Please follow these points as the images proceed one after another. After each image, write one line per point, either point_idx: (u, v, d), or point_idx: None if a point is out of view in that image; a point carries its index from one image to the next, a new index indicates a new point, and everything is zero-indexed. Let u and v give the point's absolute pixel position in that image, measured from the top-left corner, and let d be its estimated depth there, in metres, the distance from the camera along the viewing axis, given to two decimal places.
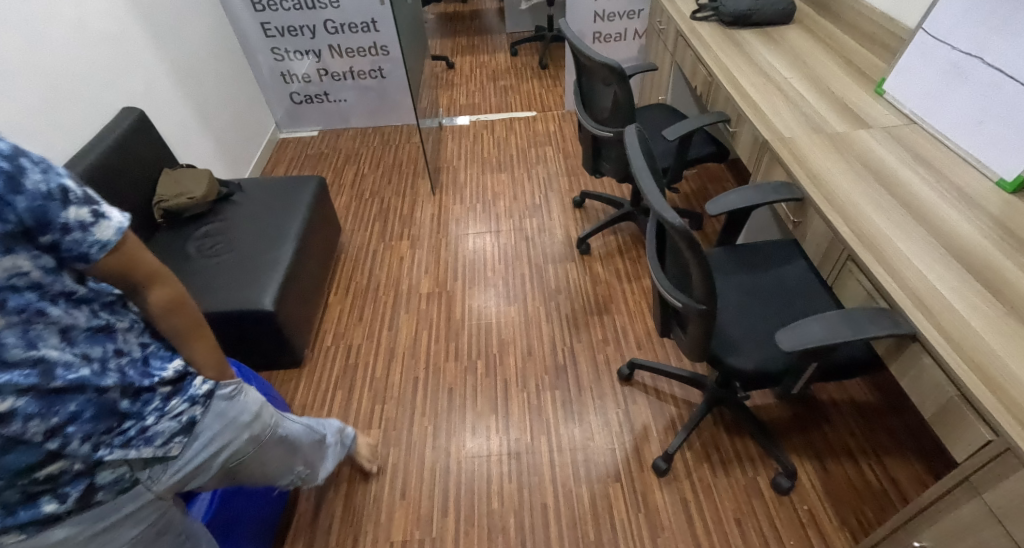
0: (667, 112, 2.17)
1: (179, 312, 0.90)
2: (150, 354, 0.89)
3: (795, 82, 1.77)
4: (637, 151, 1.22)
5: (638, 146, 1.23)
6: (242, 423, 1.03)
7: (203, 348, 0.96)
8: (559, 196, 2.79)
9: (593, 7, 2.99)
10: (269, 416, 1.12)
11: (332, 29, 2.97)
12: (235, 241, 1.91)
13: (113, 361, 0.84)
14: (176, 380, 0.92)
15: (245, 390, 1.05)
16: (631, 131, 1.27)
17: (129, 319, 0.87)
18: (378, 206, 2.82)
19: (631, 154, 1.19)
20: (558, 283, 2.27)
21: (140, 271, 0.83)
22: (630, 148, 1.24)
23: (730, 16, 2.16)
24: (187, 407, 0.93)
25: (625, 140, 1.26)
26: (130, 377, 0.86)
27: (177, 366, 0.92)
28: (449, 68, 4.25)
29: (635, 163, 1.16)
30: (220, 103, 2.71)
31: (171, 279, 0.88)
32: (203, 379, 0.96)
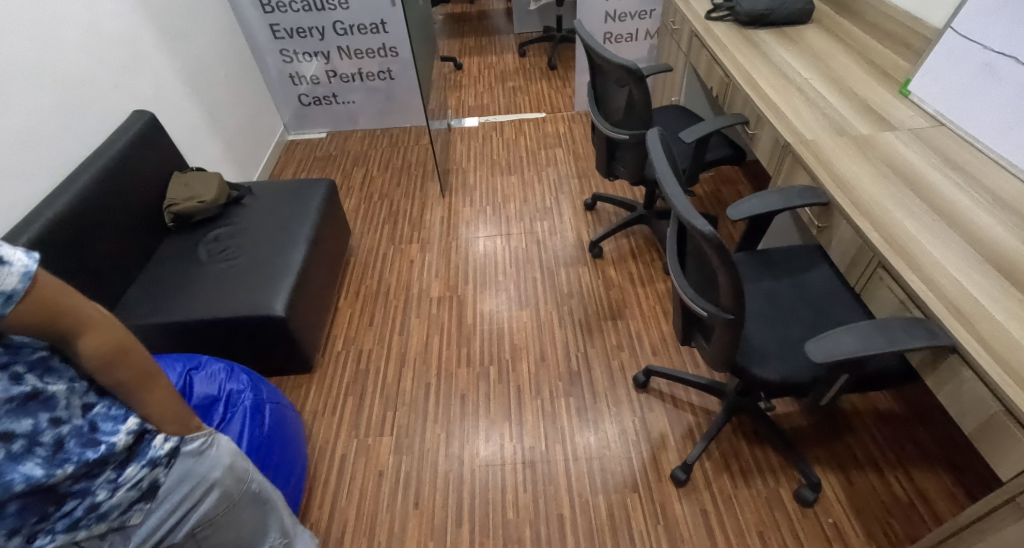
0: (682, 113, 2.13)
1: (122, 363, 0.86)
2: (97, 417, 0.86)
3: (816, 82, 1.74)
4: (660, 154, 1.18)
5: (661, 149, 1.19)
6: (213, 479, 0.99)
7: (157, 402, 0.92)
8: (570, 198, 2.76)
9: (604, 7, 2.96)
10: (245, 472, 1.06)
11: (341, 30, 2.95)
12: (245, 245, 1.89)
13: (48, 433, 0.81)
14: (131, 445, 0.90)
15: (219, 442, 1.01)
16: (653, 134, 1.23)
17: (67, 380, 0.83)
18: (387, 209, 2.80)
19: (654, 158, 1.15)
20: (571, 287, 2.24)
21: (64, 322, 0.78)
22: (653, 151, 1.20)
23: (747, 16, 2.12)
24: (145, 473, 0.92)
25: (648, 142, 1.22)
26: (68, 448, 0.84)
27: (130, 427, 0.89)
28: (457, 69, 4.22)
29: (659, 168, 1.12)
30: (229, 106, 2.68)
31: (107, 329, 0.84)
32: (165, 436, 0.94)
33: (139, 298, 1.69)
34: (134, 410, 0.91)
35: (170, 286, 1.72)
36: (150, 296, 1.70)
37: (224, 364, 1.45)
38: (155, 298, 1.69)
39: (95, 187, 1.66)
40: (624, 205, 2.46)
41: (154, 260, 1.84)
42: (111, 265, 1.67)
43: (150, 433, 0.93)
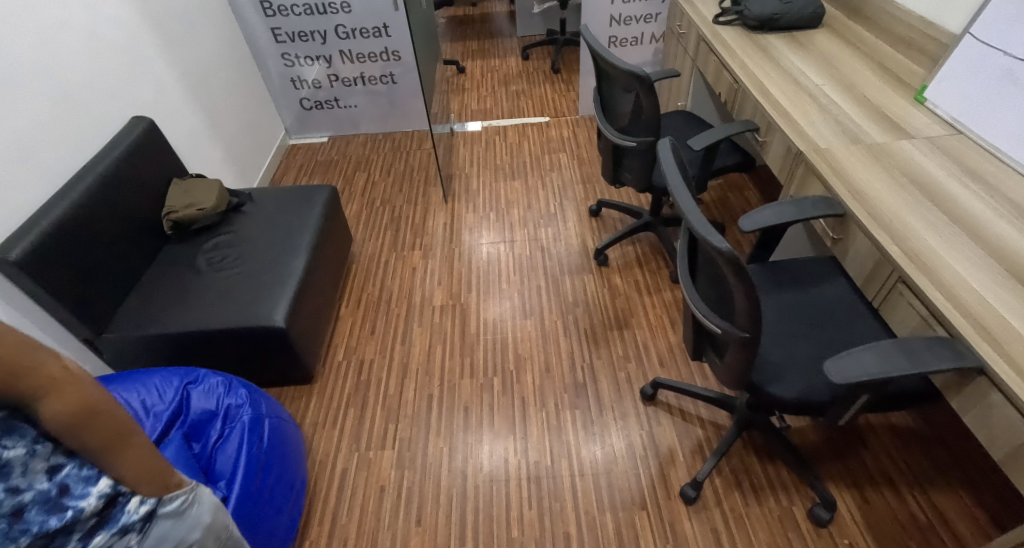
0: (690, 119, 2.10)
1: (90, 424, 0.85)
2: (67, 482, 0.84)
3: (828, 89, 1.70)
4: (671, 165, 1.15)
5: (673, 160, 1.15)
6: (192, 540, 0.97)
7: (131, 462, 0.90)
8: (575, 204, 2.72)
9: (609, 11, 2.93)
10: (225, 530, 1.03)
11: (343, 34, 2.92)
12: (245, 253, 1.85)
13: (7, 502, 0.79)
14: (102, 509, 0.87)
15: (200, 499, 0.99)
16: (664, 144, 1.20)
17: (27, 445, 0.81)
18: (389, 214, 2.77)
19: (667, 169, 1.11)
20: (576, 295, 2.20)
21: (25, 382, 0.78)
22: (664, 162, 1.16)
23: (755, 20, 2.09)
24: (116, 540, 0.88)
25: (659, 153, 1.18)
26: (29, 517, 0.81)
27: (101, 489, 0.87)
28: (460, 72, 4.19)
29: (672, 179, 1.08)
30: (229, 111, 2.64)
31: (73, 387, 0.83)
32: (140, 499, 0.91)
33: (137, 308, 1.65)
34: (106, 471, 0.89)
35: (169, 296, 1.68)
36: (148, 305, 1.66)
37: (223, 378, 1.40)
38: (153, 308, 1.65)
39: (94, 194, 1.63)
40: (630, 211, 2.43)
41: (152, 268, 1.80)
42: (109, 274, 1.64)
43: (125, 496, 0.90)
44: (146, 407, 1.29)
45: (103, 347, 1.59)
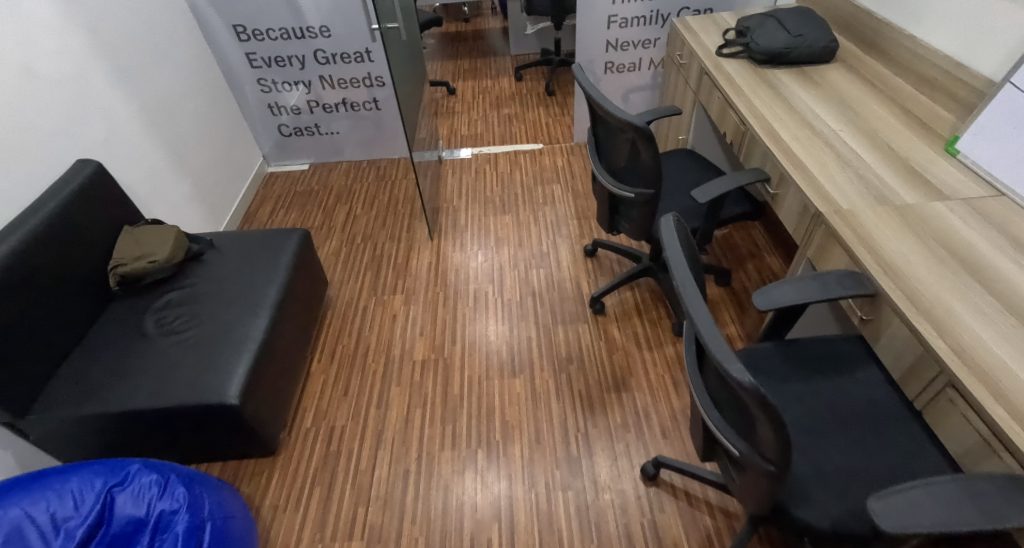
0: (693, 161, 1.94)
1: None
2: None
3: (846, 136, 1.54)
4: (677, 250, 0.98)
5: (678, 243, 0.99)
6: None
7: None
8: (569, 242, 2.55)
9: (604, 36, 2.78)
10: None
11: (322, 59, 2.75)
12: (200, 313, 1.67)
13: None
14: None
15: None
16: (668, 222, 1.03)
17: None
18: (370, 253, 2.58)
19: (670, 258, 0.95)
20: (569, 349, 2.02)
21: None
22: (667, 243, 1.00)
23: (763, 54, 1.93)
24: None
25: (661, 232, 1.02)
26: None
27: None
28: (450, 94, 4.03)
29: (677, 272, 0.92)
30: (196, 143, 2.46)
31: None
32: None
33: (70, 382, 1.47)
34: None
35: (110, 367, 1.51)
36: (85, 379, 1.48)
37: (157, 475, 1.24)
38: (90, 383, 1.47)
39: (25, 254, 1.45)
40: (628, 254, 2.25)
41: (95, 331, 1.62)
42: (39, 344, 1.46)
43: None
44: (57, 520, 1.10)
45: (29, 431, 1.40)
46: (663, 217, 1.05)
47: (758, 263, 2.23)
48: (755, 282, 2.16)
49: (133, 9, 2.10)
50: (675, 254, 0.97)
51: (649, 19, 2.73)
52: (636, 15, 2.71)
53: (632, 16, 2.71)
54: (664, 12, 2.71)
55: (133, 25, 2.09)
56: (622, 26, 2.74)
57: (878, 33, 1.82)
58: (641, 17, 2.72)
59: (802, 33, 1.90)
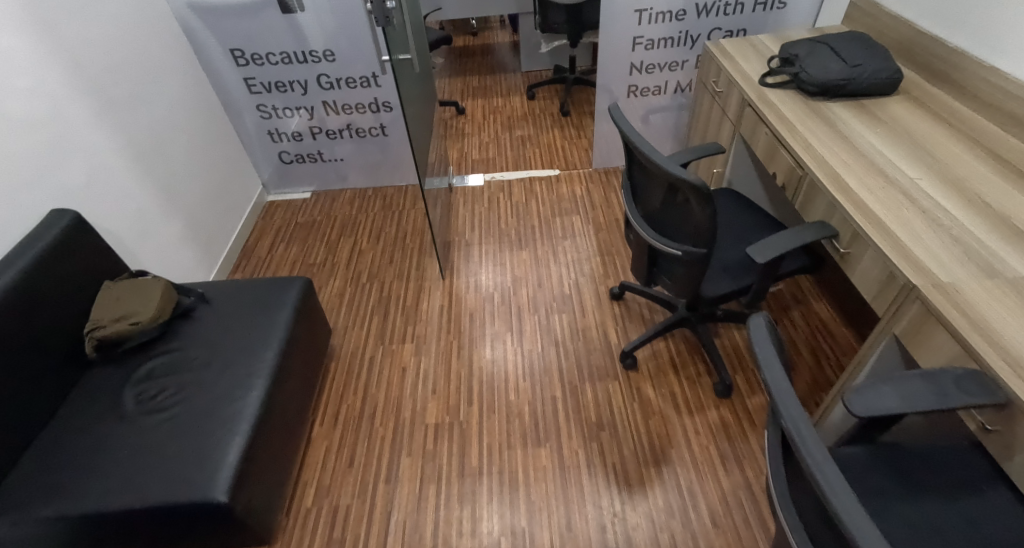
0: (738, 207, 1.75)
1: None
2: None
3: (928, 187, 1.35)
4: (778, 371, 0.83)
5: (776, 361, 0.84)
6: None
7: None
8: (592, 283, 2.35)
9: (628, 59, 2.59)
10: None
11: (326, 84, 2.57)
12: (187, 384, 1.47)
13: None
14: None
15: None
16: (760, 326, 0.89)
17: None
18: (377, 293, 2.39)
19: (773, 385, 0.80)
20: (599, 412, 1.82)
21: None
22: (762, 360, 0.85)
23: (816, 86, 1.74)
24: None
25: (753, 342, 0.87)
26: None
27: None
28: (459, 114, 3.85)
29: (787, 410, 0.77)
30: (188, 177, 2.28)
31: None
32: None
33: (33, 476, 1.28)
34: None
35: (80, 455, 1.31)
36: (51, 472, 1.28)
37: None
38: (56, 476, 1.28)
39: None
40: (659, 300, 2.05)
41: (65, 409, 1.42)
42: None
43: None
44: None
45: None
46: (754, 317, 0.91)
47: (805, 310, 2.02)
48: (803, 333, 1.95)
49: (118, 38, 1.93)
50: (777, 377, 0.82)
51: (677, 40, 2.54)
52: (664, 37, 2.52)
53: (658, 38, 2.52)
54: (693, 33, 2.52)
55: (118, 55, 1.92)
56: (648, 48, 2.56)
57: (956, 65, 1.65)
58: (668, 38, 2.53)
59: (859, 63, 1.71)
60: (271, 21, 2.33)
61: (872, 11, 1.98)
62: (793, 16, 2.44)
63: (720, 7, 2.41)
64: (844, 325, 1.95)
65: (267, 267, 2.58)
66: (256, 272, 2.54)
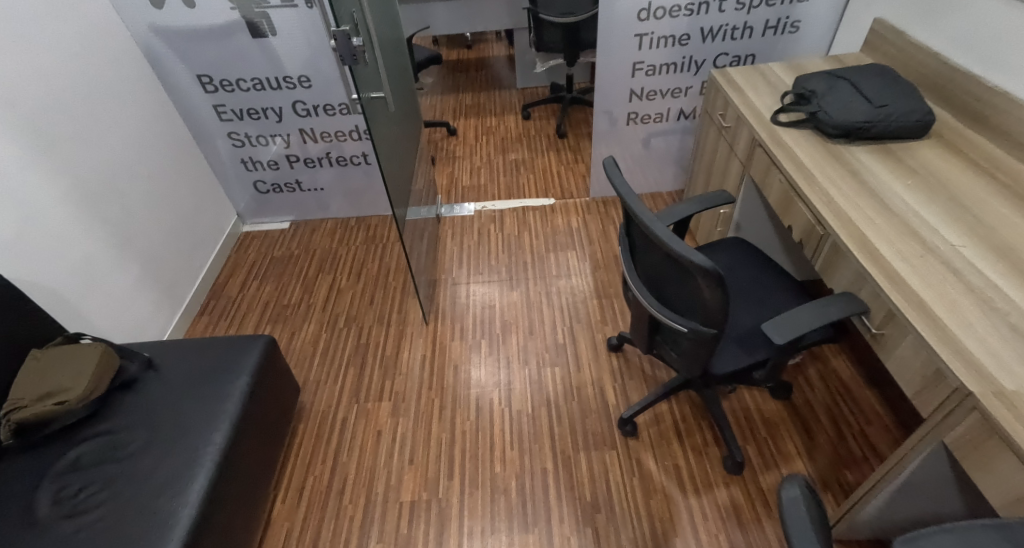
0: (749, 263, 1.57)
1: None
2: None
3: (975, 257, 1.17)
4: None
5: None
6: None
7: None
8: (588, 329, 2.16)
9: (628, 85, 2.42)
10: None
11: (303, 111, 2.39)
12: (118, 476, 1.28)
13: None
14: None
15: None
16: (797, 505, 0.76)
17: None
18: (354, 339, 2.20)
19: None
20: (594, 489, 1.63)
21: None
22: None
23: (837, 128, 1.56)
24: None
25: (790, 534, 0.74)
26: None
27: None
28: (450, 135, 3.67)
29: None
30: (149, 215, 2.10)
31: None
32: None
33: None
34: None
35: None
36: None
37: None
38: None
39: None
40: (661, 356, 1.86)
41: None
42: None
43: None
44: None
45: None
46: (787, 492, 0.78)
47: (822, 368, 1.82)
48: (821, 396, 1.75)
49: (61, 72, 1.75)
50: None
51: (680, 66, 2.36)
52: (666, 62, 2.34)
53: (660, 63, 2.34)
54: (698, 58, 2.33)
55: (60, 90, 1.74)
56: (649, 74, 2.39)
57: (1002, 111, 1.48)
58: (671, 64, 2.35)
59: (885, 103, 1.53)
60: (241, 47, 2.14)
61: (900, 43, 1.81)
62: (806, 42, 2.26)
63: (727, 31, 2.23)
64: (866, 387, 1.76)
65: (238, 307, 2.39)
66: (226, 314, 2.35)
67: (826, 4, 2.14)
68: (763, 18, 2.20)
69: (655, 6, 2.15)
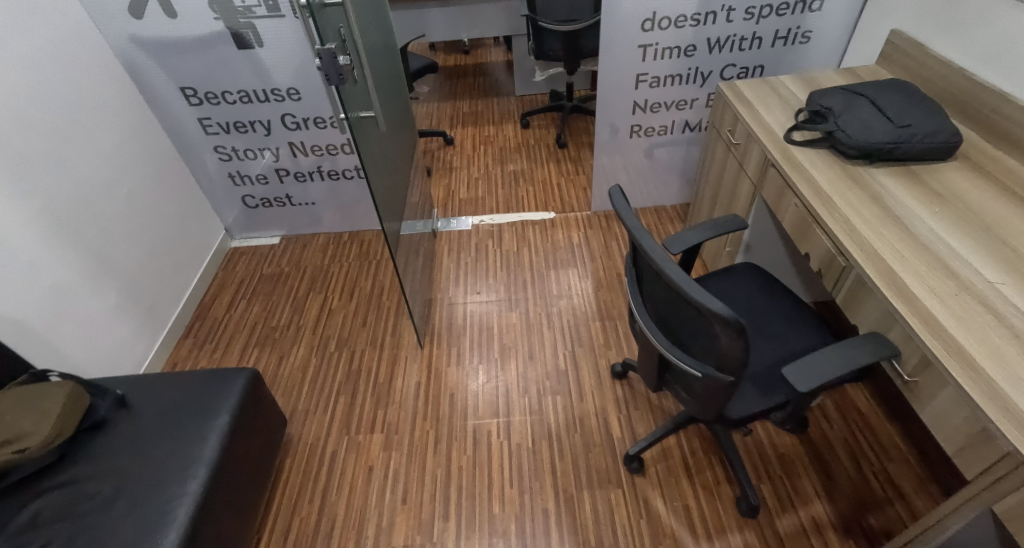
0: (764, 295, 1.48)
1: None
2: None
3: (1015, 296, 1.08)
4: None
5: None
6: None
7: None
8: (591, 354, 2.07)
9: (632, 97, 2.33)
10: None
11: (292, 124, 2.29)
12: (83, 533, 1.19)
13: None
14: None
15: None
16: None
17: None
18: (346, 364, 2.10)
19: None
20: (598, 534, 1.54)
21: None
22: None
23: (856, 149, 1.47)
24: None
25: None
26: None
27: None
28: (447, 144, 3.57)
29: None
30: (129, 236, 2.00)
31: None
32: None
33: None
34: None
35: None
36: None
37: None
38: None
39: None
40: None
41: None
42: None
43: None
44: None
45: None
46: None
47: (839, 399, 1.73)
48: (838, 429, 1.65)
49: (28, 88, 1.65)
50: None
51: (686, 77, 2.26)
52: (671, 73, 2.25)
53: (665, 75, 2.25)
54: (705, 69, 2.24)
55: (27, 107, 1.64)
56: (653, 85, 2.29)
57: None
58: (676, 75, 2.26)
59: (908, 123, 1.44)
60: (226, 58, 2.04)
61: (921, 57, 1.72)
62: (817, 53, 2.17)
63: (735, 41, 2.14)
64: (885, 419, 1.66)
65: (224, 328, 2.28)
66: (211, 337, 2.24)
67: (838, 14, 2.05)
68: (773, 28, 2.10)
69: (660, 16, 2.06)
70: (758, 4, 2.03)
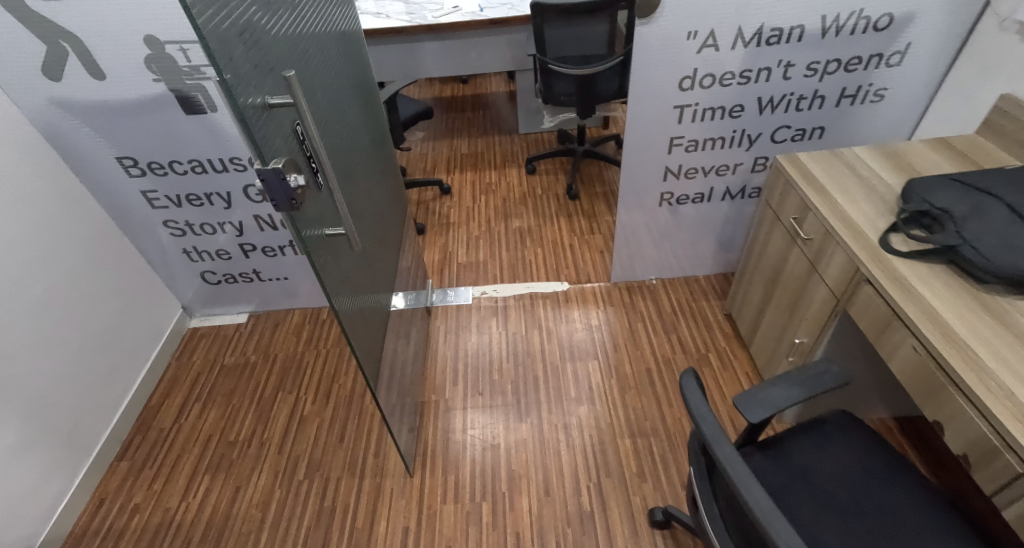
0: (873, 477, 1.11)
1: None
2: None
3: None
4: None
5: None
6: None
7: None
8: (623, 488, 1.67)
9: (663, 161, 1.95)
10: None
11: (257, 196, 1.90)
12: None
13: None
14: None
15: None
16: None
17: None
18: (318, 499, 1.70)
19: None
20: None
21: None
22: None
23: (996, 275, 1.10)
24: None
25: None
26: None
27: None
28: (443, 193, 3.19)
29: None
30: (43, 350, 1.61)
31: None
32: None
33: None
34: None
35: None
36: None
37: None
38: None
39: None
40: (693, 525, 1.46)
41: None
42: None
43: None
44: None
45: None
46: None
47: None
48: None
49: None
50: None
51: (729, 140, 1.89)
52: (711, 137, 1.87)
53: (704, 138, 1.88)
54: (752, 132, 1.87)
55: None
56: (689, 150, 1.92)
57: None
58: (718, 138, 1.88)
59: None
60: (172, 127, 1.66)
61: None
62: (891, 115, 1.80)
63: (792, 101, 1.77)
64: None
65: (169, 447, 1.87)
66: (152, 459, 1.83)
67: (922, 70, 1.68)
68: (839, 86, 1.73)
69: (702, 73, 1.69)
70: (822, 59, 1.66)
